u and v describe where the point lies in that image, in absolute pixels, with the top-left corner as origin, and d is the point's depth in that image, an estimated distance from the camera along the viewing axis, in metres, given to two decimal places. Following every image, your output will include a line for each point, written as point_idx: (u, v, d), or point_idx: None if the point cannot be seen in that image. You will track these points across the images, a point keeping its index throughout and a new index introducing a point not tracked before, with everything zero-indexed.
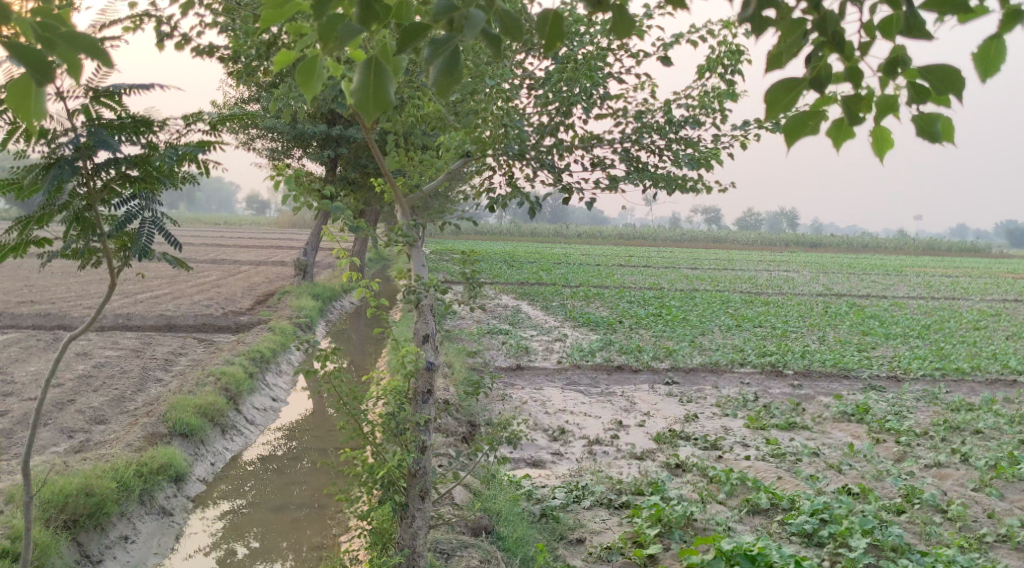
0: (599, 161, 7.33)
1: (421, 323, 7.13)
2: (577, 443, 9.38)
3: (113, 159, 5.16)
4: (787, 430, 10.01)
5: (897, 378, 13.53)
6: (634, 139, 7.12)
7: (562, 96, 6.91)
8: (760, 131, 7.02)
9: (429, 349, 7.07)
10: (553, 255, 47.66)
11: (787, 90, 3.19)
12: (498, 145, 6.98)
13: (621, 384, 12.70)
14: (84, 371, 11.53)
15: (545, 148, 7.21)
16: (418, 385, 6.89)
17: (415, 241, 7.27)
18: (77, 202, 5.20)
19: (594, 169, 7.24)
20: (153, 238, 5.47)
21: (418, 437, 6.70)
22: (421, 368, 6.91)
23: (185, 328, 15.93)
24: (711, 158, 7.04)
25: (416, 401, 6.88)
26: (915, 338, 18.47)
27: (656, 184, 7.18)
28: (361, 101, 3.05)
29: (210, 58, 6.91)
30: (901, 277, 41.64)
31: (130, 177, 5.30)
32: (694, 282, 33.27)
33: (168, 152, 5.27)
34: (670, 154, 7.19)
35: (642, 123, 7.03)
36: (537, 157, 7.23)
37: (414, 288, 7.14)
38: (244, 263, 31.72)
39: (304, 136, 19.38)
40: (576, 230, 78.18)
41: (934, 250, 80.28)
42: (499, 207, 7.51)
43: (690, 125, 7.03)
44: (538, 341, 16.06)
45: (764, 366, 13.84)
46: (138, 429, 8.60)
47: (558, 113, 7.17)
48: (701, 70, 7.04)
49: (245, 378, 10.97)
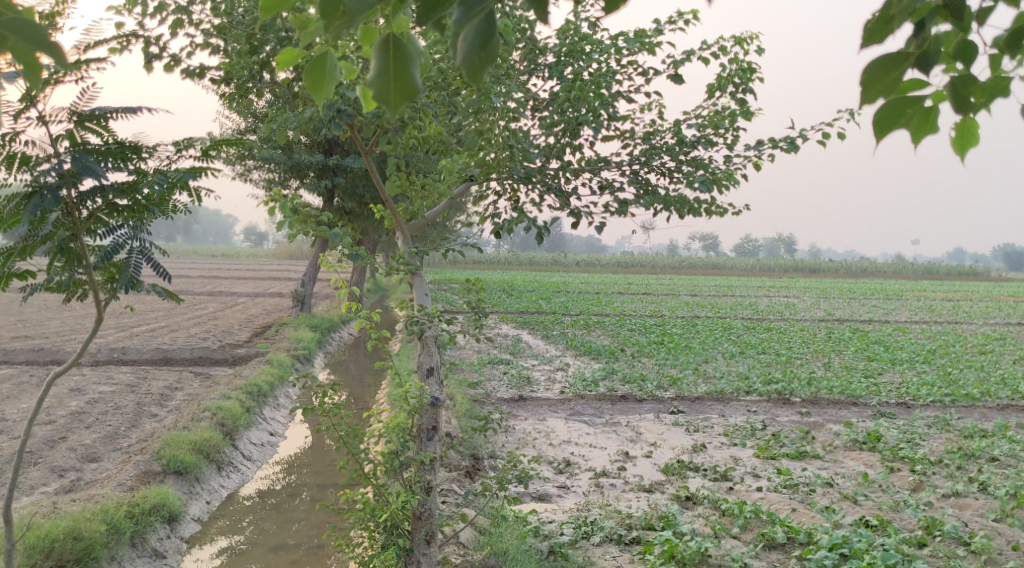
0: (607, 184, 7.18)
1: (424, 356, 6.97)
2: (584, 476, 9.13)
3: (99, 187, 4.97)
4: (798, 459, 9.76)
5: (907, 404, 13.29)
6: (643, 161, 6.97)
7: (569, 116, 6.80)
8: (772, 151, 6.94)
9: (433, 384, 6.96)
10: (552, 283, 47.49)
11: (888, 70, 2.80)
12: (502, 167, 6.88)
13: (625, 413, 12.45)
14: (77, 407, 11.26)
15: (551, 171, 7.04)
16: (422, 422, 6.77)
17: (419, 267, 7.12)
18: (62, 232, 5.03)
19: (603, 193, 7.09)
20: (141, 269, 5.28)
21: (424, 476, 6.55)
22: (425, 405, 6.79)
23: (181, 362, 15.69)
24: (724, 179, 6.89)
25: (421, 439, 6.76)
26: (921, 363, 18.23)
27: (667, 207, 7.01)
28: (382, 92, 2.61)
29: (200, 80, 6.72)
30: (902, 302, 41.52)
31: (117, 206, 5.11)
32: (695, 309, 33.09)
33: (156, 178, 5.07)
34: (682, 176, 7.07)
35: (651, 144, 6.90)
36: (543, 181, 7.07)
37: (417, 318, 6.92)
38: (241, 296, 31.52)
39: (301, 166, 19.25)
40: (575, 259, 78.14)
41: (932, 274, 80.35)
42: (505, 232, 7.36)
43: (702, 145, 6.89)
44: (539, 371, 15.82)
45: (771, 394, 13.60)
46: (130, 467, 8.34)
47: (565, 134, 7.05)
48: (711, 89, 6.93)
49: (242, 413, 10.70)
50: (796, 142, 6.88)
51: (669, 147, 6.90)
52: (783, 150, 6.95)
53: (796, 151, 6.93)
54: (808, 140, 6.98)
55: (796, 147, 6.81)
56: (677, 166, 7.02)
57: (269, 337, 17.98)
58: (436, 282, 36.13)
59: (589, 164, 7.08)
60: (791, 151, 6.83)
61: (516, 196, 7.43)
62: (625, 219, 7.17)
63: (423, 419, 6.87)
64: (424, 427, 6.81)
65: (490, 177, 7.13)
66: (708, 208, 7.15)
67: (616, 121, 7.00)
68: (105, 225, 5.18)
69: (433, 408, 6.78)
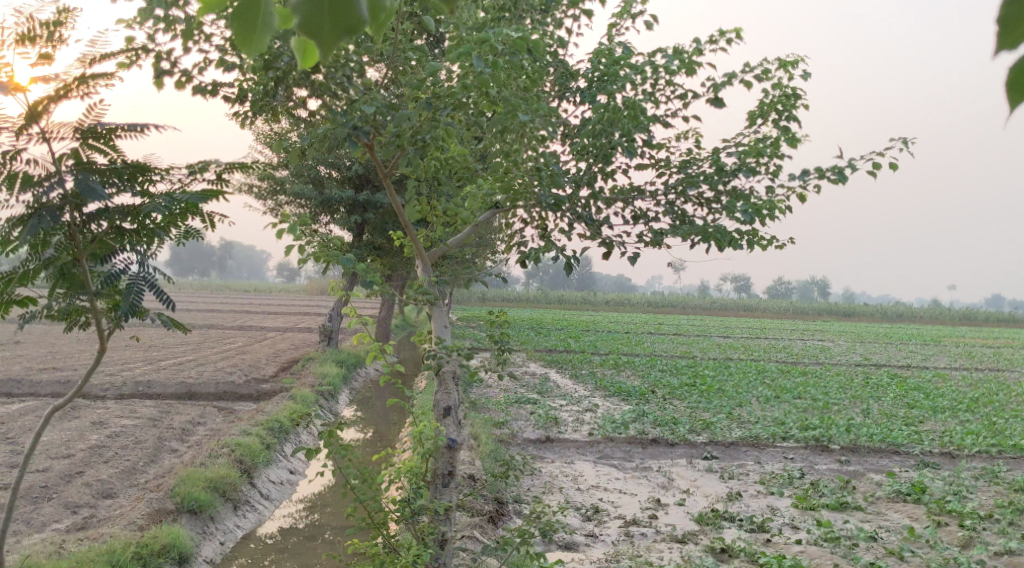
0: (641, 214, 6.95)
1: (441, 394, 6.81)
2: (613, 524, 8.73)
3: (104, 210, 5.58)
4: (838, 510, 9.31)
5: (952, 455, 12.75)
6: (679, 190, 6.75)
7: (600, 140, 6.65)
8: (820, 181, 6.77)
9: (450, 425, 6.80)
10: (581, 322, 47.00)
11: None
12: (530, 193, 6.78)
13: (656, 458, 12.03)
14: (98, 441, 11.07)
15: (582, 198, 6.86)
16: (437, 467, 6.61)
17: (437, 298, 6.95)
18: (66, 257, 5.63)
19: (635, 222, 6.86)
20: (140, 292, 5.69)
21: (438, 526, 6.43)
22: (441, 447, 6.65)
23: (206, 396, 15.51)
24: (766, 209, 6.63)
25: (437, 485, 6.60)
26: (964, 412, 17.59)
27: (704, 238, 6.75)
28: (310, 25, 2.77)
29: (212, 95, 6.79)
30: (939, 347, 40.55)
31: (121, 229, 5.67)
32: (728, 351, 32.48)
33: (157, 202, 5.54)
34: (721, 205, 6.87)
35: (686, 171, 6.70)
36: (573, 209, 6.88)
37: (436, 353, 6.75)
38: (270, 331, 31.40)
39: (331, 202, 19.22)
40: (606, 298, 77.57)
41: (970, 320, 78.86)
42: (531, 261, 7.11)
43: (743, 174, 6.65)
44: (567, 411, 15.43)
45: (808, 440, 13.10)
46: (142, 505, 8.12)
47: (594, 160, 6.86)
48: (754, 116, 6.75)
49: (262, 450, 10.42)
50: (845, 172, 6.73)
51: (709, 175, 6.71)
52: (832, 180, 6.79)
53: (845, 183, 6.64)
54: (857, 170, 6.82)
55: (847, 176, 6.64)
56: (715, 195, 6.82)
57: (295, 373, 17.80)
58: (464, 319, 35.82)
59: (619, 194, 6.88)
60: (840, 181, 6.66)
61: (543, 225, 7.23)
62: (660, 251, 6.93)
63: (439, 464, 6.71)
64: (440, 472, 6.64)
65: (516, 202, 6.96)
66: (751, 239, 6.94)
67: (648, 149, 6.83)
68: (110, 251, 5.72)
69: (450, 450, 6.64)
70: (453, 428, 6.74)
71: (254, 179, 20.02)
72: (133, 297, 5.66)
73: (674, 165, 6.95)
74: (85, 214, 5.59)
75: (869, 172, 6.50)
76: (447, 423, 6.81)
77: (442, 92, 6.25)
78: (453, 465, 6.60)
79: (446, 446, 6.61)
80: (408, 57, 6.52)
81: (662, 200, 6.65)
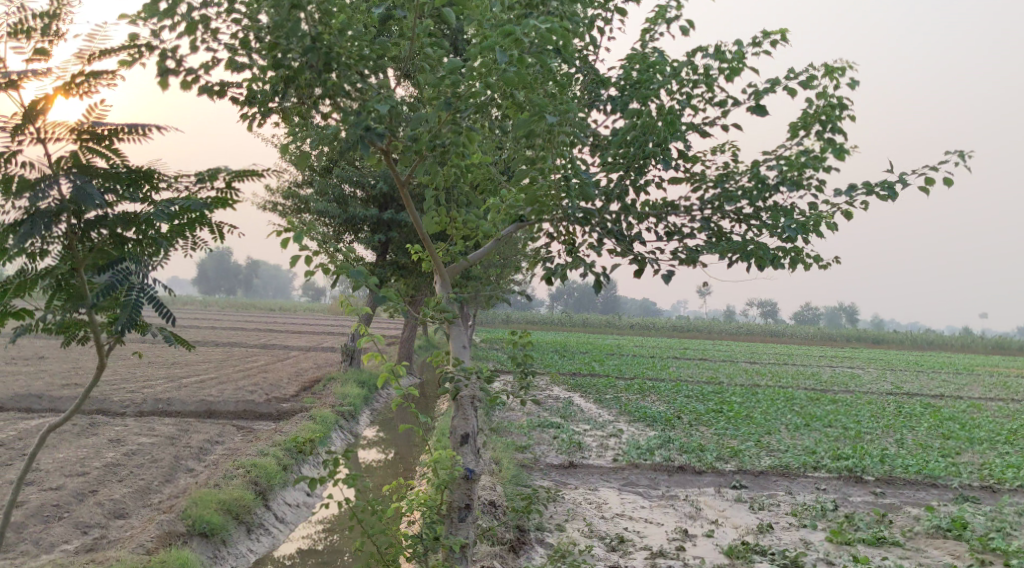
0: (674, 230, 6.85)
1: (460, 421, 6.71)
2: (639, 555, 8.38)
3: (102, 217, 5.85)
4: (875, 545, 8.94)
5: (992, 489, 12.29)
6: (715, 205, 6.66)
7: (634, 148, 6.57)
8: (869, 197, 6.78)
9: (468, 453, 6.68)
10: (605, 346, 46.58)
11: None
12: (555, 204, 6.66)
13: (683, 486, 11.67)
14: (114, 459, 10.90)
15: (614, 212, 6.78)
16: (454, 499, 6.58)
17: (456, 316, 6.79)
18: (62, 266, 5.90)
19: (669, 238, 6.76)
20: (139, 302, 5.95)
21: (453, 564, 6.44)
22: (457, 478, 6.60)
23: (225, 415, 15.32)
24: (811, 226, 6.54)
25: (453, 519, 6.58)
26: (1002, 443, 17.05)
27: (742, 255, 6.61)
28: None
29: (218, 90, 6.95)
30: (972, 376, 39.76)
31: (121, 238, 5.94)
32: (756, 377, 31.95)
33: (162, 205, 5.88)
34: (763, 222, 6.84)
35: (722, 185, 6.65)
36: (603, 223, 6.78)
37: (453, 375, 6.60)
38: (292, 350, 31.26)
39: (355, 220, 19.15)
40: (630, 322, 76.94)
41: (1003, 349, 77.54)
42: (557, 277, 6.90)
43: (786, 188, 6.60)
44: (591, 436, 15.10)
45: (840, 470, 12.68)
46: (153, 527, 7.89)
47: (625, 170, 6.78)
48: (797, 128, 6.77)
49: (278, 471, 10.17)
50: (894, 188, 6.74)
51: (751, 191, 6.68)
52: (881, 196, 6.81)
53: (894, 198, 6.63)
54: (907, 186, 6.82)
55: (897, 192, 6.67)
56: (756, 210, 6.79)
57: (316, 393, 17.60)
58: (488, 341, 35.52)
59: (654, 208, 6.79)
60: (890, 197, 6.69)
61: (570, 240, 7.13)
62: (696, 268, 6.81)
63: (456, 496, 6.65)
64: (456, 505, 6.60)
65: (541, 215, 6.84)
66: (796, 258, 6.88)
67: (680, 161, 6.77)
68: (109, 261, 6.00)
69: (467, 481, 6.55)
70: (470, 457, 6.63)
71: (278, 197, 19.95)
72: (132, 310, 5.92)
73: (710, 179, 6.89)
74: (84, 222, 5.87)
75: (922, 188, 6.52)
76: (465, 451, 6.67)
77: (463, 93, 6.08)
78: (469, 499, 6.55)
79: (461, 477, 6.52)
80: (428, 56, 6.40)
81: (697, 212, 6.57)
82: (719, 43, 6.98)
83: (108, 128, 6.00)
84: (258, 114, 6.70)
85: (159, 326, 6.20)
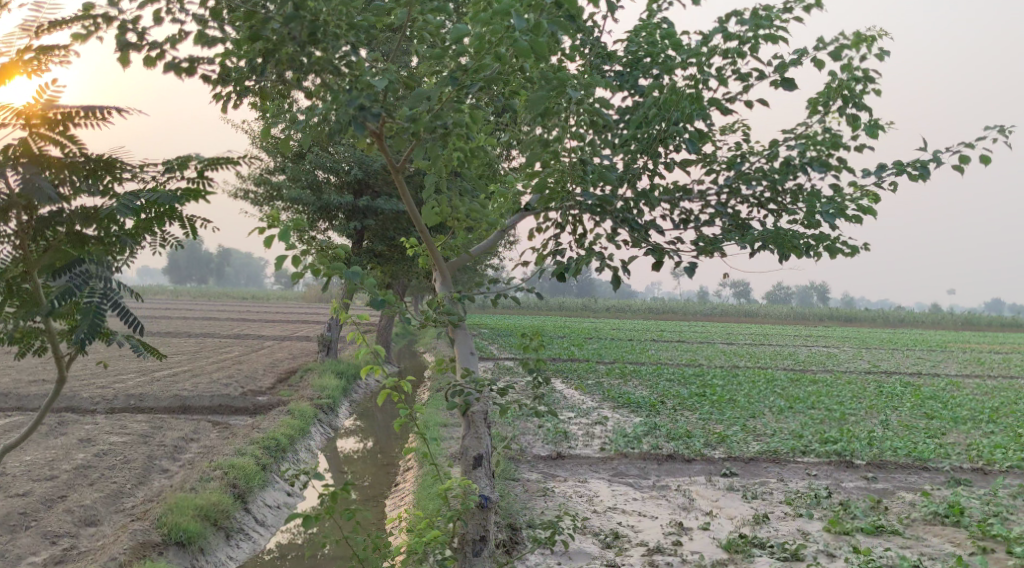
0: (688, 214, 7.22)
1: (474, 445, 7.46)
2: (635, 553, 8.14)
3: (59, 212, 5.44)
4: (874, 535, 8.76)
5: (983, 471, 12.18)
6: (732, 188, 7.04)
7: (653, 132, 6.71)
8: (900, 177, 7.02)
9: (482, 477, 7.48)
10: (582, 329, 46.28)
11: None
12: (563, 194, 6.68)
13: (673, 475, 11.44)
14: (85, 460, 10.44)
15: (630, 201, 6.95)
16: (470, 532, 7.28)
17: (461, 320, 7.08)
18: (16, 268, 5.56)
19: (685, 224, 7.11)
20: (102, 307, 5.54)
21: None
22: (474, 509, 7.30)
23: (200, 411, 14.86)
24: (844, 209, 6.86)
25: (469, 555, 7.24)
26: (986, 423, 16.97)
27: (765, 243, 6.96)
28: None
29: (186, 68, 6.56)
30: (946, 353, 39.88)
31: (83, 235, 5.52)
32: (734, 358, 31.75)
33: (126, 199, 5.48)
34: (784, 205, 7.16)
35: (740, 170, 6.97)
36: (621, 212, 6.92)
37: (462, 386, 7.09)
38: (268, 340, 30.66)
39: (329, 207, 18.73)
40: (605, 305, 76.80)
41: (973, 325, 78.28)
42: (570, 272, 7.06)
43: (817, 167, 6.95)
44: (576, 424, 14.82)
45: (830, 455, 12.50)
46: (126, 537, 7.48)
47: (642, 154, 6.98)
48: (819, 104, 7.04)
49: (256, 471, 9.77)
50: (926, 167, 6.98)
51: (771, 175, 6.99)
52: (912, 176, 7.07)
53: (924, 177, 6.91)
54: (939, 164, 7.03)
55: (928, 173, 6.88)
56: (776, 193, 7.11)
57: (293, 386, 17.20)
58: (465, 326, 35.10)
59: (667, 194, 7.14)
60: (922, 178, 6.94)
61: (579, 230, 7.34)
62: (715, 256, 7.17)
63: (469, 527, 7.34)
64: (471, 537, 7.32)
65: (550, 204, 6.87)
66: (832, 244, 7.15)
67: (692, 146, 6.79)
68: (68, 264, 5.59)
69: (481, 507, 7.33)
70: (485, 485, 7.40)
71: (250, 183, 19.41)
72: (94, 316, 5.51)
73: (723, 161, 7.22)
74: (40, 219, 5.45)
75: (951, 168, 6.71)
76: (479, 475, 7.47)
77: (468, 66, 5.78)
78: (485, 529, 7.28)
79: (479, 507, 7.27)
80: (425, 23, 6.06)
81: (713, 199, 6.92)
82: (754, 9, 6.92)
83: (61, 111, 5.54)
84: (234, 93, 6.28)
85: (126, 334, 5.83)
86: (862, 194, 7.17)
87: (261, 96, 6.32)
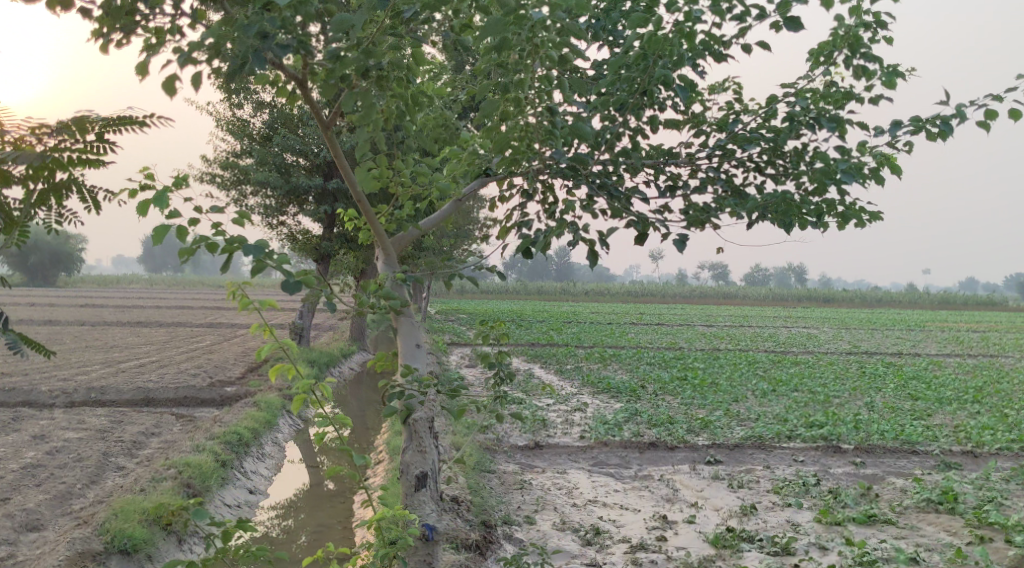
0: (673, 181, 6.83)
1: (418, 464, 7.04)
2: (618, 550, 7.74)
3: None
4: (866, 524, 8.38)
5: (973, 453, 11.84)
6: (723, 150, 6.63)
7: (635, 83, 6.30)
8: (917, 135, 6.65)
9: (425, 499, 7.05)
10: (560, 313, 45.74)
11: None
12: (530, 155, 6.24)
13: (655, 464, 11.04)
14: (35, 459, 9.86)
15: (610, 166, 6.53)
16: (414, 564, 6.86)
17: (404, 304, 6.59)
18: None
19: (668, 192, 6.73)
20: None
21: None
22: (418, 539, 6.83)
23: (164, 404, 14.27)
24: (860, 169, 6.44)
25: None
26: (970, 403, 16.67)
27: (765, 210, 6.52)
28: None
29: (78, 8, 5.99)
30: (924, 333, 39.73)
31: None
32: (715, 341, 31.38)
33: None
34: (782, 167, 6.77)
35: (728, 128, 6.57)
36: (600, 178, 6.46)
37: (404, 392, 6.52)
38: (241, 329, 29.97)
39: (298, 191, 18.18)
40: (585, 289, 76.35)
41: (949, 304, 78.60)
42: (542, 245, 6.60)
43: (825, 122, 6.51)
44: (555, 411, 14.39)
45: (816, 440, 12.12)
46: (63, 547, 7.03)
47: (622, 111, 6.57)
48: (823, 52, 6.65)
49: (214, 469, 9.29)
50: (947, 123, 6.61)
51: (770, 133, 6.56)
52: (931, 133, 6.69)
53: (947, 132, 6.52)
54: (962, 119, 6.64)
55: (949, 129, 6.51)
56: (775, 155, 6.71)
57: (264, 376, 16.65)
58: (442, 314, 34.51)
59: (651, 158, 6.74)
60: (943, 135, 6.57)
61: (549, 199, 6.91)
62: (706, 227, 6.75)
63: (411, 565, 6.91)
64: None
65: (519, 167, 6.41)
66: (842, 210, 6.75)
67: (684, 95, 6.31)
68: None
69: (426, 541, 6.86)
70: (429, 511, 7.00)
71: (216, 167, 18.74)
72: None
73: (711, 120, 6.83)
74: None
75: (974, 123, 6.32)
76: (423, 499, 7.05)
77: None
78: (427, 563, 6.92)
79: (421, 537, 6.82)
80: None
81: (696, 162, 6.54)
82: None
83: None
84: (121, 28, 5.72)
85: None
86: (874, 155, 6.78)
87: (155, 33, 5.78)
